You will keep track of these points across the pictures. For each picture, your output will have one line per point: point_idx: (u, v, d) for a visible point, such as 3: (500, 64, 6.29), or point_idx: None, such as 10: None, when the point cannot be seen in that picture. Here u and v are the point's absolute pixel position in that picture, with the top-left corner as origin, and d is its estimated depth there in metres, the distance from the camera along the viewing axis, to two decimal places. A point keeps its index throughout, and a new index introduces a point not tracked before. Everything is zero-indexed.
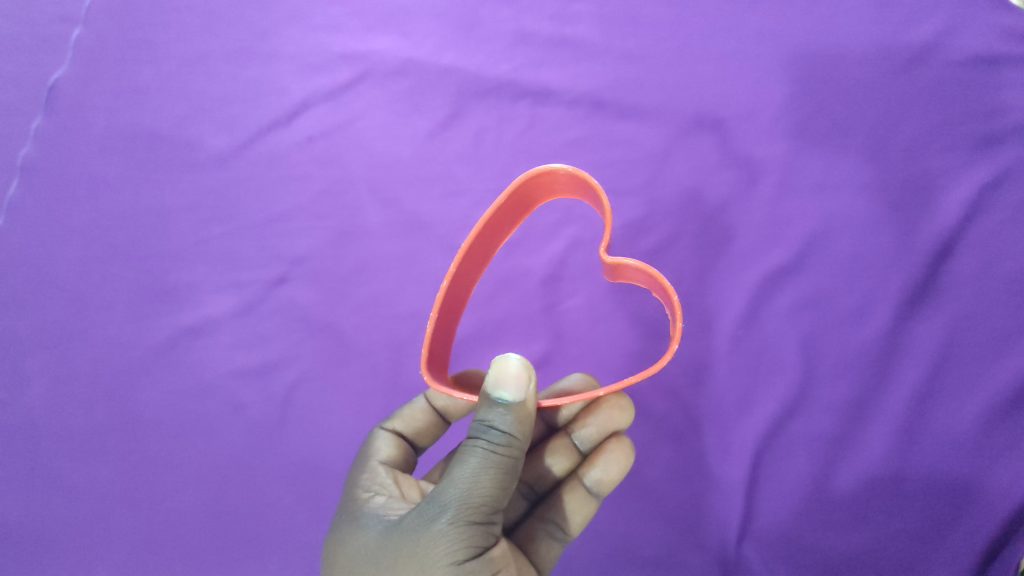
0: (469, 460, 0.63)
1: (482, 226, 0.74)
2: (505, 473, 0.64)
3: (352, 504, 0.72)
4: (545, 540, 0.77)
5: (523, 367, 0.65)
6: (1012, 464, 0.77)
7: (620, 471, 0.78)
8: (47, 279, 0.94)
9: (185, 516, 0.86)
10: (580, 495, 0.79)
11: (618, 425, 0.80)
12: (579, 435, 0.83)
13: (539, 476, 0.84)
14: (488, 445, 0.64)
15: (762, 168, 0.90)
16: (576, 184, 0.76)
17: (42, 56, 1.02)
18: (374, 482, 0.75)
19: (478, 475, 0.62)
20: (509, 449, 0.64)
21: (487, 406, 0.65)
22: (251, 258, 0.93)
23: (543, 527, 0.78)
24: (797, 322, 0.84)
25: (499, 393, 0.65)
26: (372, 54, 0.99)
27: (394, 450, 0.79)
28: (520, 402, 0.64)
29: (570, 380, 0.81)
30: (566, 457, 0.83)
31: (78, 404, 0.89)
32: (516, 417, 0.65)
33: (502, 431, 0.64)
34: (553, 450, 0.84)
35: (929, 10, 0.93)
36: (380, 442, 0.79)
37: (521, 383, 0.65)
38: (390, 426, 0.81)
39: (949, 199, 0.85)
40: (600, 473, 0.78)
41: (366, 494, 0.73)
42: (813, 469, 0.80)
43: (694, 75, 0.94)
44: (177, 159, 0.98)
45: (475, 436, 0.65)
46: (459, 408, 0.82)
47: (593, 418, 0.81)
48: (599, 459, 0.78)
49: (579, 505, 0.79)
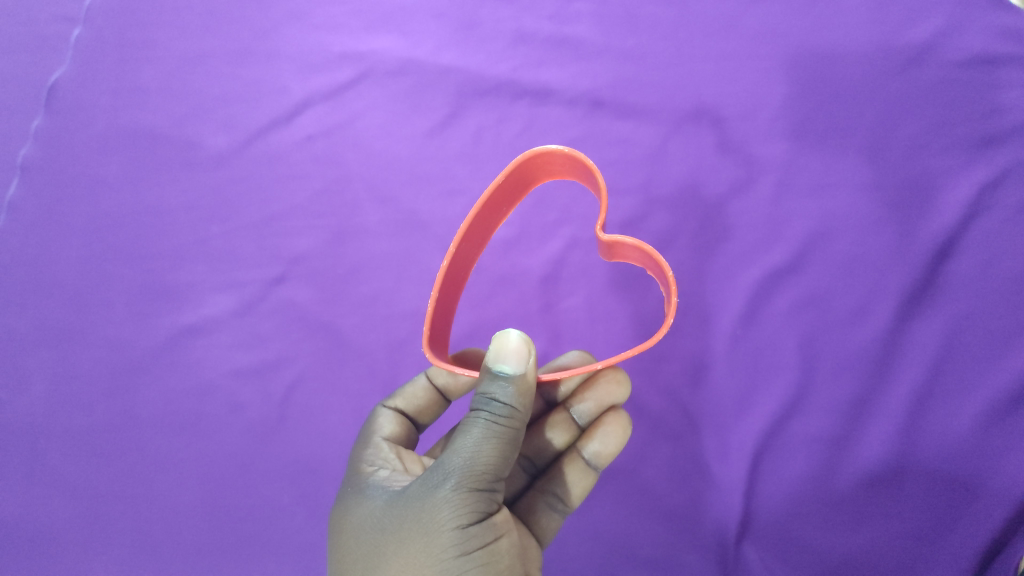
0: (472, 431, 0.63)
1: (481, 206, 0.74)
2: (508, 443, 0.63)
3: (356, 477, 0.72)
4: (545, 512, 0.77)
5: (523, 342, 0.66)
6: (1012, 464, 0.77)
7: (618, 443, 0.78)
8: (48, 278, 0.94)
9: (185, 515, 0.86)
10: (579, 467, 0.79)
11: (616, 399, 0.80)
12: (577, 409, 0.82)
13: (539, 450, 0.84)
14: (490, 416, 0.63)
15: (761, 167, 0.90)
16: (573, 166, 0.76)
17: (43, 57, 1.02)
18: (377, 456, 0.75)
19: (481, 444, 0.62)
20: (511, 420, 0.64)
21: (489, 379, 0.65)
22: (250, 258, 0.93)
23: (543, 498, 0.78)
24: (796, 322, 0.84)
25: (501, 366, 0.65)
26: (371, 53, 0.99)
27: (397, 427, 0.79)
28: (522, 375, 0.64)
29: (567, 357, 0.81)
30: (566, 431, 0.83)
31: (78, 403, 0.90)
32: (517, 389, 0.64)
33: (504, 403, 0.64)
34: (552, 424, 0.84)
35: (929, 9, 0.93)
36: (384, 419, 0.79)
37: (522, 357, 0.65)
38: (392, 404, 0.81)
39: (949, 199, 0.85)
40: (598, 446, 0.78)
41: (371, 468, 0.73)
42: (812, 468, 0.80)
43: (694, 74, 0.93)
44: (177, 158, 0.98)
45: (478, 407, 0.65)
46: (459, 386, 0.82)
47: (591, 392, 0.81)
48: (598, 432, 0.79)
49: (579, 477, 0.79)
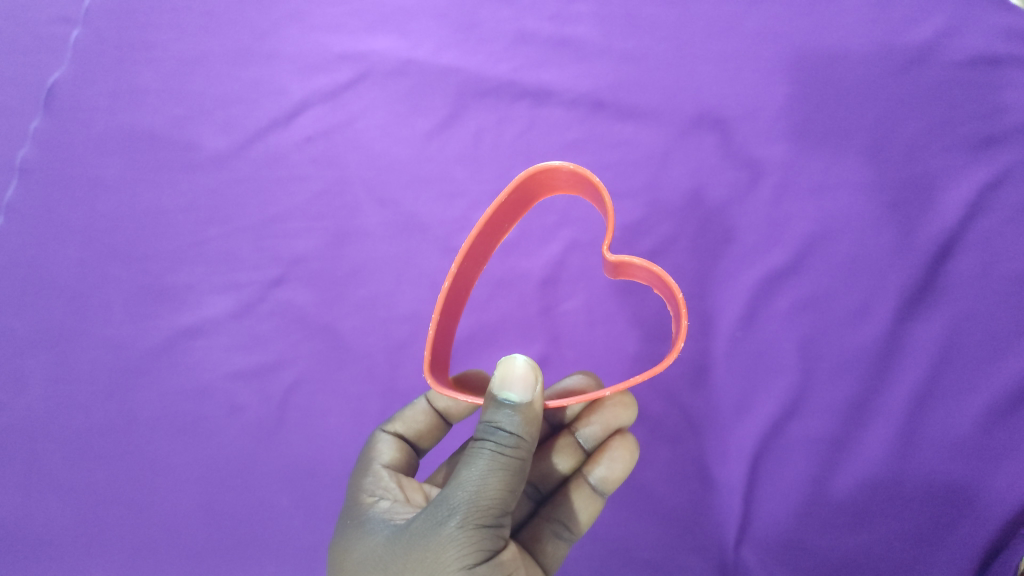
0: (477, 463, 0.62)
1: (482, 224, 0.74)
2: (514, 475, 0.63)
3: (356, 509, 0.72)
4: (551, 540, 0.77)
5: (529, 368, 0.66)
6: (1011, 467, 0.77)
7: (624, 468, 0.78)
8: (49, 280, 0.94)
9: (184, 517, 0.86)
10: (586, 493, 0.78)
11: (621, 422, 0.81)
12: (582, 433, 0.82)
13: (543, 476, 0.83)
14: (495, 446, 0.63)
15: (762, 168, 0.89)
16: (577, 182, 0.76)
17: (43, 57, 1.01)
18: (377, 486, 0.74)
19: (487, 477, 0.62)
20: (517, 451, 0.63)
21: (493, 407, 0.65)
22: (249, 259, 0.93)
23: (549, 527, 0.77)
24: (796, 323, 0.84)
25: (506, 394, 0.65)
26: (370, 53, 0.98)
27: (396, 453, 0.78)
28: (528, 404, 0.64)
29: (571, 379, 0.80)
30: (571, 457, 0.82)
31: (78, 404, 0.90)
32: (523, 418, 0.64)
33: (509, 433, 0.64)
34: (558, 449, 0.83)
35: (930, 8, 0.92)
36: (383, 446, 0.79)
37: (528, 384, 0.65)
38: (391, 428, 0.80)
39: (950, 199, 0.85)
40: (604, 471, 0.78)
41: (371, 498, 0.73)
42: (813, 471, 0.80)
43: (694, 75, 0.93)
44: (176, 159, 0.98)
45: (482, 437, 0.64)
46: (460, 410, 0.82)
47: (598, 416, 0.81)
48: (604, 457, 0.79)
49: (586, 503, 0.78)
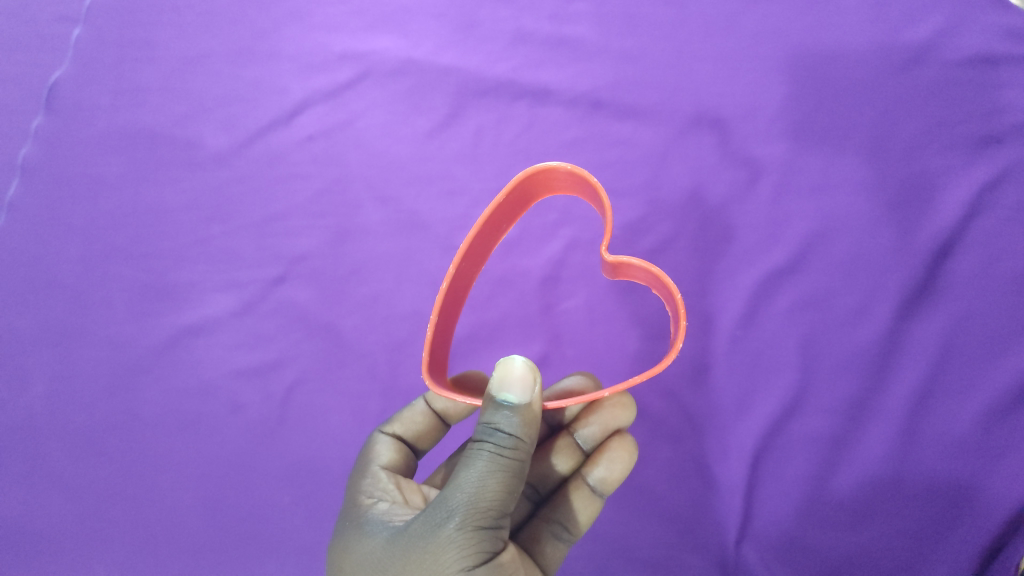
0: (476, 464, 0.62)
1: (481, 224, 0.74)
2: (514, 476, 0.63)
3: (355, 510, 0.72)
4: (551, 541, 0.76)
5: (528, 369, 0.66)
6: (1011, 466, 0.77)
7: (623, 468, 0.78)
8: (49, 279, 0.94)
9: (184, 516, 0.86)
10: (585, 494, 0.79)
11: (620, 423, 0.81)
12: (581, 434, 0.82)
13: (542, 477, 0.83)
14: (495, 447, 0.63)
15: (762, 168, 0.89)
16: (575, 183, 0.76)
17: (43, 57, 1.02)
18: (376, 487, 0.75)
19: (485, 478, 0.62)
20: (516, 452, 0.64)
21: (492, 408, 0.65)
22: (250, 257, 0.93)
23: (549, 527, 0.77)
24: (796, 322, 0.84)
25: (505, 395, 0.65)
26: (371, 53, 0.99)
27: (395, 455, 0.79)
28: (526, 404, 0.64)
29: (570, 380, 0.80)
30: (570, 457, 0.83)
31: (78, 403, 0.90)
32: (522, 419, 0.64)
33: (508, 434, 0.64)
34: (557, 450, 0.83)
35: (929, 8, 0.92)
36: (381, 447, 0.79)
37: (526, 385, 0.65)
38: (390, 430, 0.80)
39: (949, 199, 0.85)
40: (603, 472, 0.78)
41: (369, 500, 0.73)
42: (813, 470, 0.80)
43: (694, 75, 0.93)
44: (177, 158, 0.98)
45: (481, 438, 0.64)
46: (458, 411, 0.82)
47: (596, 417, 0.81)
48: (603, 458, 0.79)
49: (585, 504, 0.78)
